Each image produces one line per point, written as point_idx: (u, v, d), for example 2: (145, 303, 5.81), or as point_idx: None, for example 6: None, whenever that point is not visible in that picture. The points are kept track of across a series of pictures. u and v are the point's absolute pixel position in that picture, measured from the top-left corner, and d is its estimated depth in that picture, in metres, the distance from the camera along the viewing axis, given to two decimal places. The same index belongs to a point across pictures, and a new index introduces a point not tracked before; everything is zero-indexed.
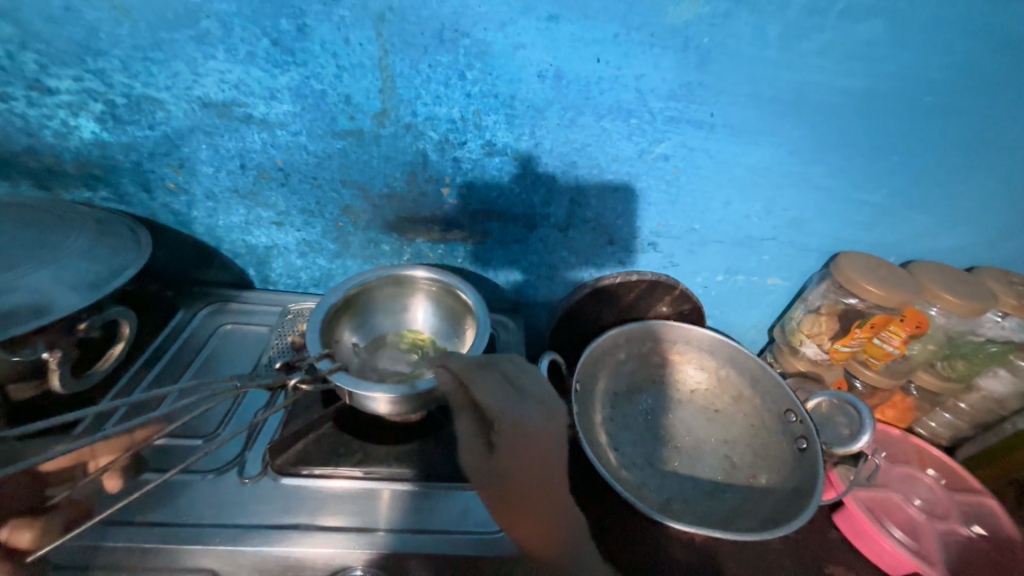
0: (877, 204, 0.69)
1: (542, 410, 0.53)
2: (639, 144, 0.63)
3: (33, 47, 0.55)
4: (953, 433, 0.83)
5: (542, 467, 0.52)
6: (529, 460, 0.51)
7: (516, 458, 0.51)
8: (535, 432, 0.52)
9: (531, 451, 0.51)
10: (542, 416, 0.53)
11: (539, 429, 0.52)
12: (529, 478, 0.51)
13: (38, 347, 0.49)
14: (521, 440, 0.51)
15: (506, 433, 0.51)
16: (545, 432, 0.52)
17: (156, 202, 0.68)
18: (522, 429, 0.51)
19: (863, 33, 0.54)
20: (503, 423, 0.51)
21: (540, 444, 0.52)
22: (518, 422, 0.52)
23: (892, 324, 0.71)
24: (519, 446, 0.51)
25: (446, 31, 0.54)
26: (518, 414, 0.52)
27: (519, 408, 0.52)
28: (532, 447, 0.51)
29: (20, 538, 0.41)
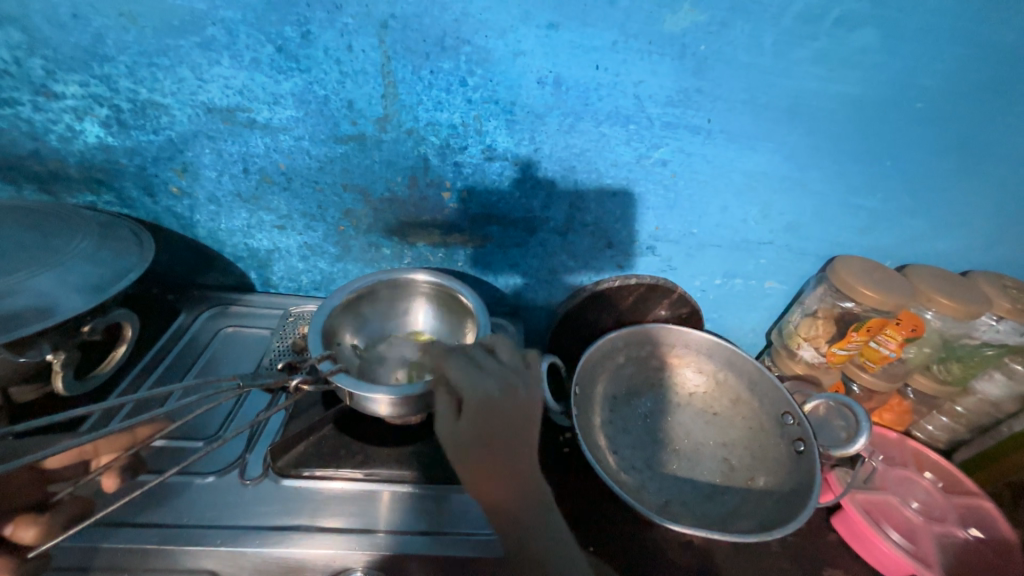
0: (872, 208, 0.70)
1: (510, 387, 0.50)
2: (637, 149, 0.64)
3: (40, 54, 0.56)
4: (950, 436, 0.84)
5: (514, 443, 0.48)
6: (500, 433, 0.48)
7: (486, 432, 0.47)
8: (505, 408, 0.48)
9: (501, 427, 0.48)
10: (510, 391, 0.50)
11: (510, 404, 0.49)
12: (501, 454, 0.47)
13: (42, 348, 0.50)
14: (490, 414, 0.48)
15: (473, 408, 0.47)
16: (517, 408, 0.49)
17: (159, 205, 0.69)
18: (490, 404, 0.48)
19: (856, 42, 0.55)
20: (469, 397, 0.48)
21: (512, 418, 0.49)
22: (486, 398, 0.48)
23: (889, 327, 0.71)
24: (489, 419, 0.47)
25: (447, 38, 0.55)
26: (484, 389, 0.49)
27: (485, 383, 0.49)
28: (501, 422, 0.48)
29: (24, 535, 0.41)
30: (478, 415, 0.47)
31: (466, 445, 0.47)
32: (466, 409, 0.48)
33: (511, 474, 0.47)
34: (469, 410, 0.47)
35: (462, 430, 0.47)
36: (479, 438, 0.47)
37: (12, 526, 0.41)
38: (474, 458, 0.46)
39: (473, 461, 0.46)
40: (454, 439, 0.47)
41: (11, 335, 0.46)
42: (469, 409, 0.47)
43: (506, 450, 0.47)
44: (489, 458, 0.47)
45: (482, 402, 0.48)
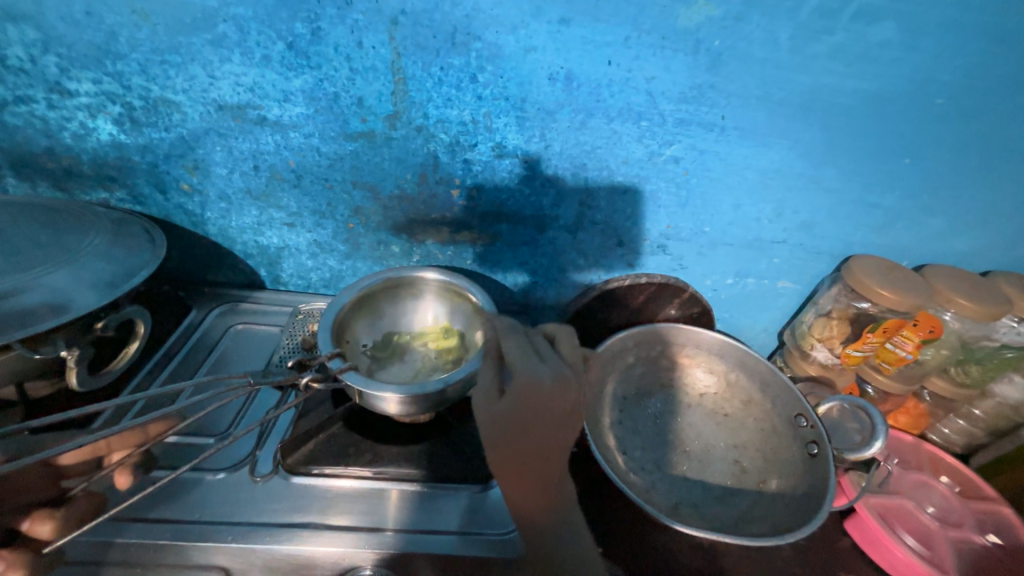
0: (889, 207, 0.68)
1: (563, 380, 0.48)
2: (649, 147, 0.63)
3: (55, 51, 0.56)
4: (967, 440, 0.82)
5: (551, 433, 0.48)
6: (540, 421, 0.48)
7: (523, 417, 0.47)
8: (552, 397, 0.47)
9: (544, 415, 0.48)
10: (561, 384, 0.48)
11: (557, 397, 0.48)
12: (538, 439, 0.48)
13: (58, 344, 0.50)
14: (534, 401, 0.47)
15: (517, 389, 0.47)
16: (564, 401, 0.48)
17: (170, 203, 0.69)
18: (537, 391, 0.47)
19: (876, 36, 0.54)
20: (517, 376, 0.48)
21: (556, 413, 0.48)
22: (535, 383, 0.47)
23: (905, 329, 0.69)
24: (529, 405, 0.47)
25: (458, 34, 0.54)
26: (536, 376, 0.48)
27: (538, 370, 0.48)
28: (545, 411, 0.47)
29: (40, 529, 0.41)
30: (520, 397, 0.47)
31: (503, 422, 0.47)
32: (512, 387, 0.48)
33: (534, 460, 0.48)
34: (513, 389, 0.47)
35: (499, 408, 0.47)
36: (514, 418, 0.47)
37: (29, 520, 0.41)
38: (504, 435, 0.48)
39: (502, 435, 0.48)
40: (492, 416, 0.47)
41: (27, 332, 0.46)
42: (514, 390, 0.47)
43: (540, 434, 0.48)
44: (517, 440, 0.47)
45: (527, 386, 0.47)
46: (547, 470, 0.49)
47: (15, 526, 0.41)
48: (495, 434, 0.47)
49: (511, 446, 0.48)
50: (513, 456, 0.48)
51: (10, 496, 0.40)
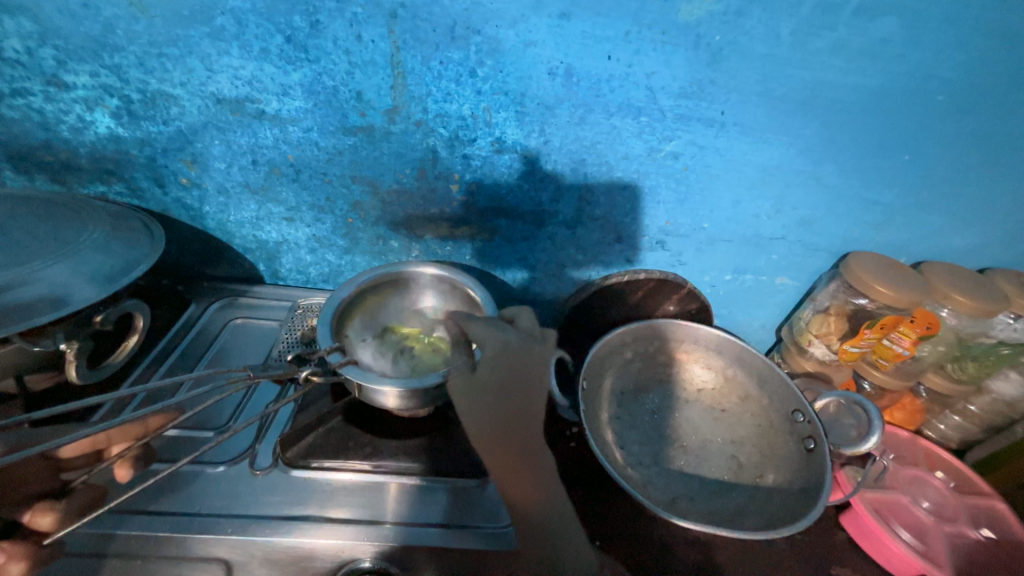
0: (888, 204, 0.68)
1: (531, 345, 0.55)
2: (648, 142, 0.63)
3: (51, 43, 0.56)
4: (962, 436, 0.82)
5: (526, 395, 0.54)
6: (515, 385, 0.54)
7: (501, 381, 0.54)
8: (521, 359, 0.54)
9: (516, 377, 0.54)
10: (530, 347, 0.55)
11: (525, 360, 0.55)
12: (513, 402, 0.54)
13: (57, 337, 0.50)
14: (507, 365, 0.54)
15: (496, 356, 0.54)
16: (533, 362, 0.55)
17: (169, 197, 0.69)
18: (508, 356, 0.54)
19: (876, 32, 0.54)
20: (489, 345, 0.54)
21: (528, 376, 0.54)
22: (507, 348, 0.54)
23: (902, 325, 0.70)
24: (505, 371, 0.54)
25: (457, 28, 0.54)
26: (506, 341, 0.55)
27: (508, 336, 0.55)
28: (516, 373, 0.54)
29: (40, 521, 0.41)
30: (495, 361, 0.54)
31: (483, 389, 0.54)
32: (486, 357, 0.54)
33: (514, 424, 0.53)
34: (490, 356, 0.54)
35: (479, 375, 0.54)
36: (492, 384, 0.54)
37: (29, 512, 0.41)
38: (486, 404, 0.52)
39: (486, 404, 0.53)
40: (469, 385, 0.54)
41: (26, 324, 0.46)
42: (488, 357, 0.54)
43: (515, 397, 0.54)
44: (496, 407, 0.53)
45: (501, 351, 0.54)
46: (526, 433, 0.53)
47: (16, 517, 0.41)
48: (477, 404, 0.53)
49: (494, 413, 0.53)
50: (499, 423, 0.53)
51: (9, 488, 0.41)
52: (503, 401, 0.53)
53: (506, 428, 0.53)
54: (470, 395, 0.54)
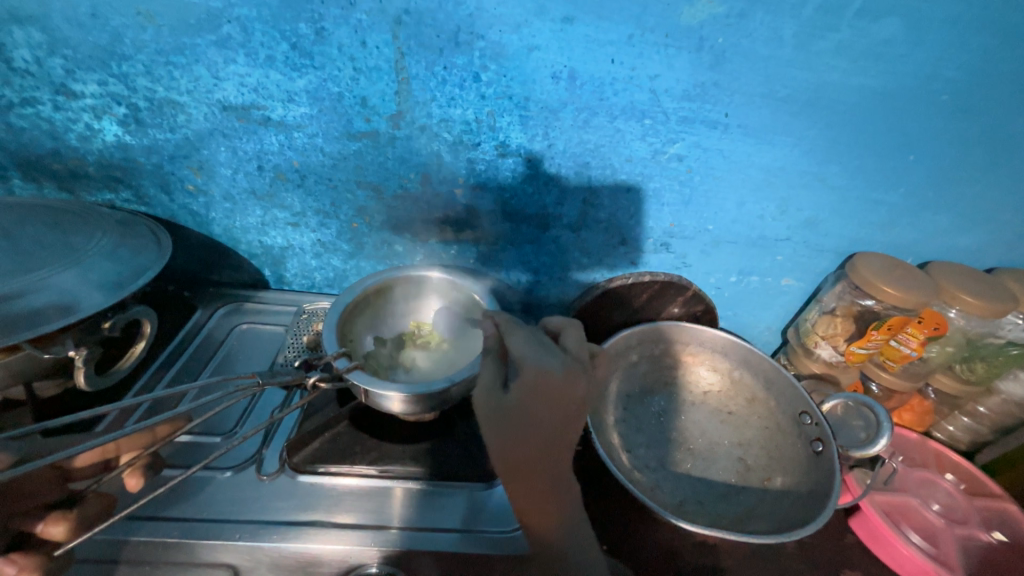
0: (893, 204, 0.68)
1: (572, 374, 0.46)
2: (652, 145, 0.63)
3: (60, 53, 0.57)
4: (972, 438, 0.81)
5: (561, 428, 0.46)
6: (551, 418, 0.45)
7: (533, 413, 0.45)
8: (560, 391, 0.45)
9: (551, 410, 0.45)
10: (571, 378, 0.46)
11: (565, 392, 0.45)
12: (546, 435, 0.45)
13: (67, 343, 0.51)
14: (543, 396, 0.45)
15: (532, 384, 0.44)
16: (574, 394, 0.46)
17: (176, 203, 0.69)
18: (544, 386, 0.45)
19: (880, 32, 0.54)
20: (525, 370, 0.45)
21: (568, 410, 0.46)
22: (544, 377, 0.45)
23: (910, 326, 0.70)
24: (541, 403, 0.44)
25: (461, 34, 0.54)
26: (544, 366, 0.45)
27: (547, 361, 0.45)
28: (553, 405, 0.45)
29: (53, 531, 0.40)
30: (529, 390, 0.44)
31: (511, 418, 0.44)
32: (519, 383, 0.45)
33: (545, 457, 0.45)
34: (523, 384, 0.44)
35: (509, 402, 0.44)
36: (523, 416, 0.45)
37: (42, 522, 0.40)
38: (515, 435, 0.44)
39: (516, 437, 0.44)
40: (496, 412, 0.45)
41: (35, 331, 0.47)
42: (522, 384, 0.44)
43: (549, 430, 0.45)
44: (527, 440, 0.45)
45: (537, 381, 0.44)
46: (556, 466, 0.46)
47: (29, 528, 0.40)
48: (504, 434, 0.45)
49: (524, 447, 0.45)
50: (528, 460, 0.45)
51: (17, 500, 0.39)
52: (535, 434, 0.45)
53: (536, 463, 0.45)
54: (498, 424, 0.45)
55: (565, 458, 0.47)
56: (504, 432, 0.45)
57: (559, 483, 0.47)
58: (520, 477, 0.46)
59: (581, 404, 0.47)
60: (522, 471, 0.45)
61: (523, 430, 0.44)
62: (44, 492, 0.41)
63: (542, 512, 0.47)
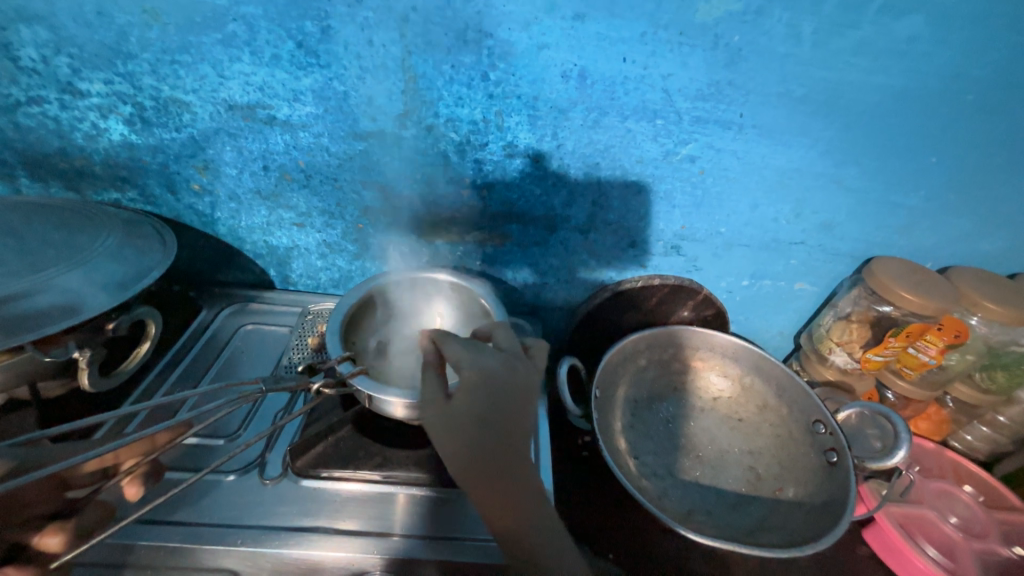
0: (913, 207, 0.66)
1: (509, 366, 0.49)
2: (664, 145, 0.61)
3: (66, 52, 0.56)
4: (991, 448, 0.79)
5: (510, 422, 0.48)
6: (497, 412, 0.47)
7: (482, 412, 0.47)
8: (500, 386, 0.47)
9: (496, 404, 0.47)
10: (511, 368, 0.49)
11: (505, 385, 0.48)
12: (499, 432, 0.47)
13: (68, 347, 0.50)
14: (486, 394, 0.47)
15: (476, 383, 0.47)
16: (515, 385, 0.48)
17: (181, 203, 0.69)
18: (486, 384, 0.47)
19: (903, 30, 0.52)
20: (464, 372, 0.47)
21: (507, 399, 0.48)
22: (483, 375, 0.47)
23: (930, 333, 0.67)
24: (486, 402, 0.47)
25: (469, 32, 0.53)
26: (483, 365, 0.47)
27: (483, 359, 0.48)
28: (497, 400, 0.47)
29: (50, 542, 0.40)
30: (472, 390, 0.46)
31: (461, 421, 0.46)
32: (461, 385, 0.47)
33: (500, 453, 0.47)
34: (464, 386, 0.46)
35: (456, 406, 0.46)
36: (473, 415, 0.47)
37: (39, 533, 0.39)
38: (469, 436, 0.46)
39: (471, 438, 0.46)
40: (446, 418, 0.47)
41: (41, 332, 0.46)
42: (463, 387, 0.47)
43: (496, 424, 0.47)
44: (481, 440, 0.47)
45: (479, 379, 0.47)
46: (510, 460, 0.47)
47: (25, 539, 0.39)
48: (457, 438, 0.46)
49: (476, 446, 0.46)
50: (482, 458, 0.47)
51: (15, 513, 0.38)
52: (486, 431, 0.47)
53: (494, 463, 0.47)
54: (450, 429, 0.47)
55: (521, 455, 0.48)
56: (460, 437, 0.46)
57: (517, 477, 0.47)
58: (478, 479, 0.46)
59: (524, 394, 0.49)
60: (480, 471, 0.47)
61: (476, 428, 0.46)
62: (42, 502, 0.39)
63: (509, 511, 0.47)
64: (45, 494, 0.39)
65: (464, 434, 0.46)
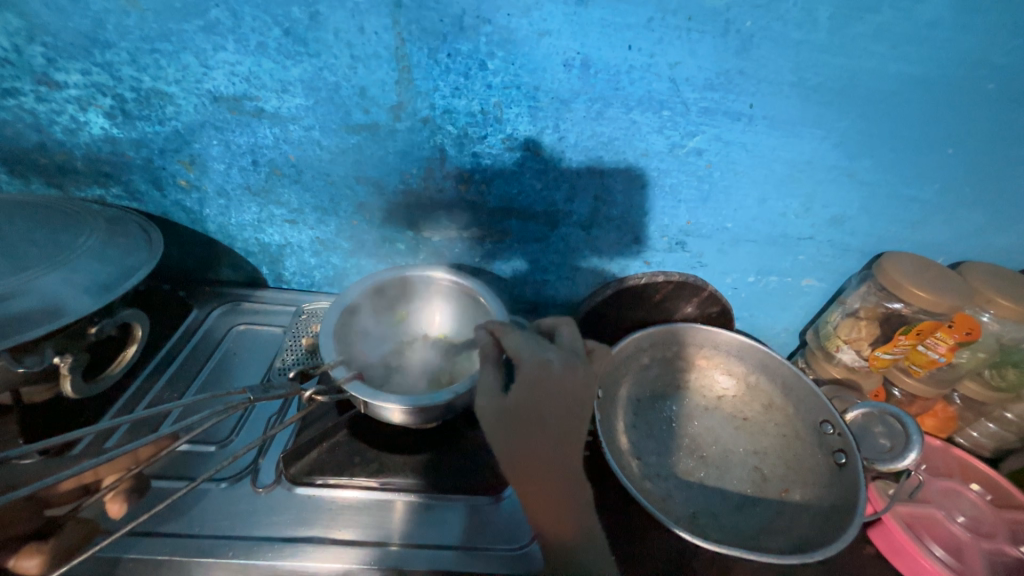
0: (927, 200, 0.63)
1: (573, 365, 0.46)
2: (670, 138, 0.59)
3: (40, 40, 0.53)
4: (998, 445, 0.76)
5: (564, 421, 0.45)
6: (553, 411, 0.45)
7: (538, 408, 0.44)
8: (560, 386, 0.45)
9: (554, 405, 0.44)
10: (572, 368, 0.46)
11: (566, 384, 0.45)
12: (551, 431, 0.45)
13: (45, 353, 0.48)
14: (545, 391, 0.44)
15: (541, 379, 0.44)
16: (575, 385, 0.45)
17: (168, 200, 0.67)
18: (547, 378, 0.45)
19: (925, 14, 0.49)
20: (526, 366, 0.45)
21: (564, 399, 0.45)
22: (545, 372, 0.45)
23: (940, 330, 0.65)
24: (544, 398, 0.44)
25: (466, 17, 0.50)
26: (546, 361, 0.45)
27: (546, 355, 0.45)
28: (558, 399, 0.45)
29: (26, 565, 0.38)
30: (532, 386, 0.44)
31: (516, 418, 0.44)
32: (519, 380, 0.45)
33: (549, 452, 0.45)
34: (525, 379, 0.44)
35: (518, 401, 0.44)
36: (529, 410, 0.44)
37: (14, 556, 0.38)
38: (519, 433, 0.44)
39: (520, 434, 0.44)
40: (502, 412, 0.44)
41: (18, 339, 0.44)
42: (522, 381, 0.44)
43: (552, 424, 0.45)
44: (529, 436, 0.44)
45: (540, 374, 0.44)
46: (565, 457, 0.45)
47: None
48: (511, 435, 0.44)
49: (530, 442, 0.44)
50: (533, 457, 0.44)
51: None
52: (540, 434, 0.45)
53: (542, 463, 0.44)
54: (504, 427, 0.44)
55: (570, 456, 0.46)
56: (512, 432, 0.44)
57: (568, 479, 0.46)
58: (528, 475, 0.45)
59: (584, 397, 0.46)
60: (532, 471, 0.44)
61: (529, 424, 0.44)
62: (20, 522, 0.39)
63: (556, 510, 0.45)
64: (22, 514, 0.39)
65: (520, 431, 0.44)
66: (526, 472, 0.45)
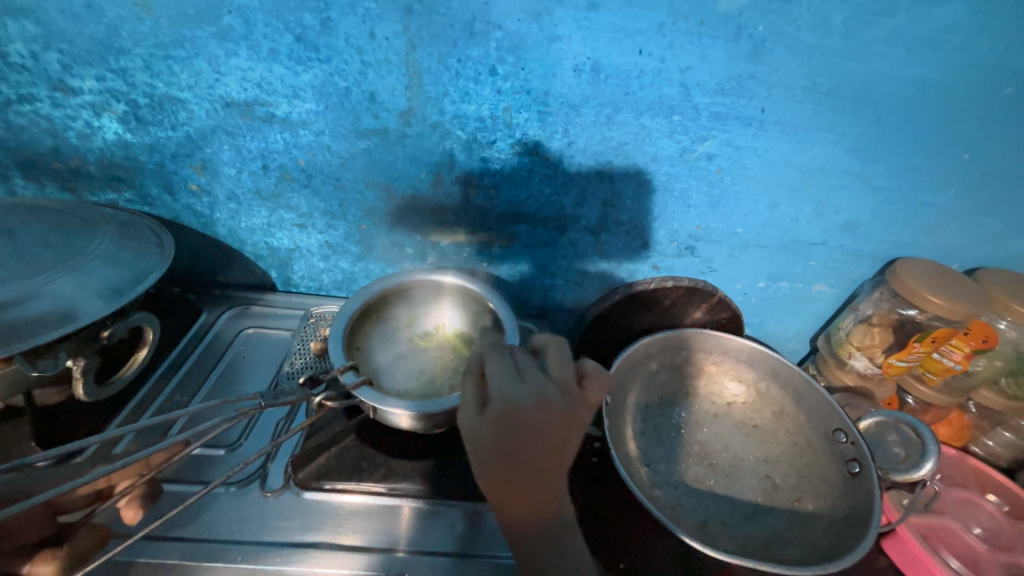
0: (942, 206, 0.62)
1: (551, 403, 0.42)
2: (680, 143, 0.58)
3: (56, 47, 0.54)
4: (1015, 455, 0.74)
5: (540, 456, 0.42)
6: (524, 447, 0.42)
7: (508, 444, 0.41)
8: (533, 425, 0.41)
9: (528, 442, 0.41)
10: (546, 406, 0.42)
11: (540, 422, 0.42)
12: (525, 465, 0.42)
13: (60, 356, 0.48)
14: (518, 429, 0.41)
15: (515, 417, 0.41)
16: (548, 423, 0.42)
17: (179, 204, 0.67)
18: (517, 416, 0.41)
19: (940, 18, 0.49)
20: (495, 401, 0.42)
21: (535, 437, 0.42)
22: (515, 410, 0.41)
23: (955, 337, 0.64)
24: (515, 435, 0.41)
25: (476, 23, 0.50)
26: (513, 398, 0.42)
27: (517, 391, 0.42)
28: (529, 437, 0.41)
29: (41, 570, 0.39)
30: (500, 423, 0.41)
31: (487, 450, 0.42)
32: (489, 415, 0.42)
33: (523, 483, 0.42)
34: (493, 415, 0.41)
35: (494, 435, 0.41)
36: (498, 444, 0.41)
37: (30, 561, 0.39)
38: (490, 463, 0.42)
39: (492, 466, 0.42)
40: (474, 440, 0.42)
41: (29, 343, 0.44)
42: (492, 416, 0.41)
43: (524, 461, 0.42)
44: (502, 468, 0.42)
45: (508, 411, 0.41)
46: (543, 491, 0.43)
47: (15, 569, 0.38)
48: (485, 465, 0.42)
49: (505, 472, 0.42)
50: (505, 486, 0.42)
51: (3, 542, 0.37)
52: (512, 469, 0.42)
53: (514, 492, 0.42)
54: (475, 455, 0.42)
55: (549, 486, 0.43)
56: (483, 462, 0.42)
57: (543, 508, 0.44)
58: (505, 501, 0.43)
59: (563, 432, 0.43)
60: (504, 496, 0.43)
61: (499, 458, 0.41)
62: (32, 530, 0.39)
63: (532, 537, 0.44)
64: (34, 523, 0.39)
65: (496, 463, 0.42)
66: (503, 497, 0.43)
